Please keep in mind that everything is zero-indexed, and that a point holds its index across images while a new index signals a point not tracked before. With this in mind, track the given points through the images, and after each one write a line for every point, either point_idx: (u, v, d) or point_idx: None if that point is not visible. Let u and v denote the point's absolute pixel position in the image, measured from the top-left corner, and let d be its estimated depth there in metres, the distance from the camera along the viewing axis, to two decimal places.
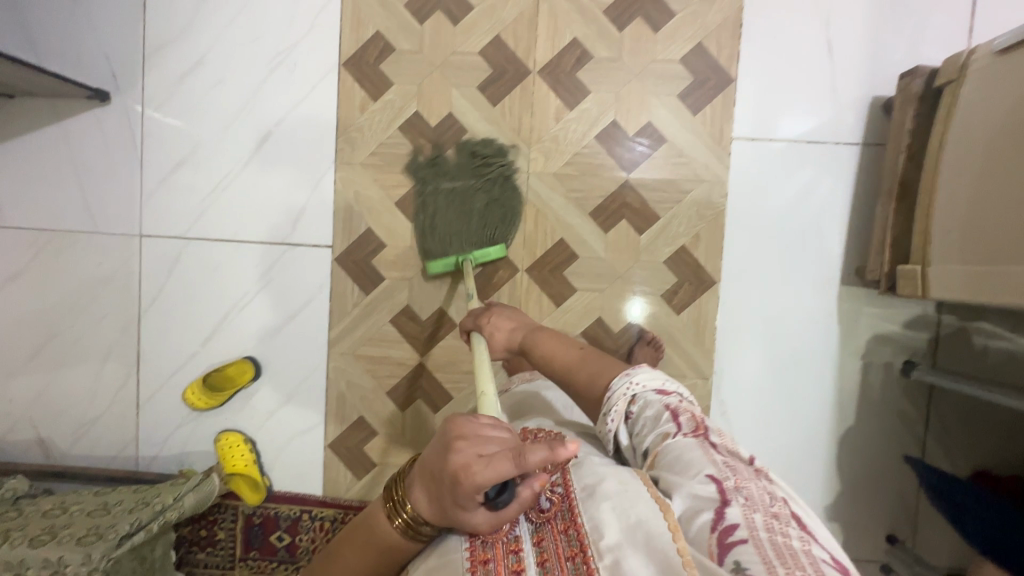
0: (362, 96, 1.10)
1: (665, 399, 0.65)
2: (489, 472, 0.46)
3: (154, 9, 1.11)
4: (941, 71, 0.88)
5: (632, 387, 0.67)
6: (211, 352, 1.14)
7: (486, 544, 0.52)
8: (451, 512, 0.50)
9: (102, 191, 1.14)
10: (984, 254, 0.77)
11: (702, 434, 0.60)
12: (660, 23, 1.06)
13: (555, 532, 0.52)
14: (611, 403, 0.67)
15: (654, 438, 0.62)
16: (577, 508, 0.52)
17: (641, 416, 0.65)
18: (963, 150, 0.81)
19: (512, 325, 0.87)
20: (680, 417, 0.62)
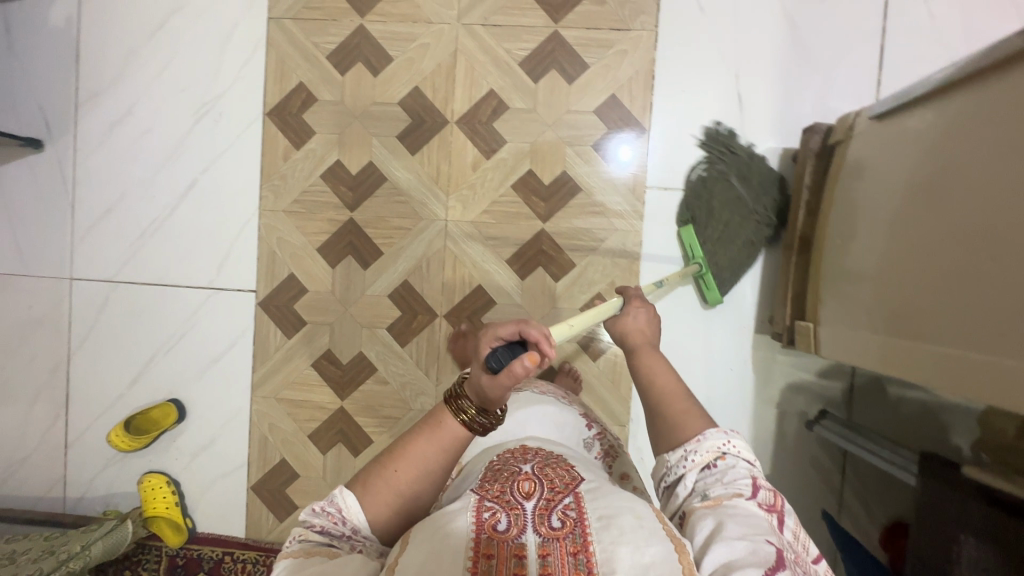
0: (285, 145, 1.12)
1: (754, 467, 0.56)
2: (508, 328, 0.54)
3: (86, 61, 1.15)
4: (834, 130, 0.90)
5: (728, 445, 0.56)
6: (138, 393, 1.16)
7: (491, 540, 0.45)
8: (472, 377, 0.54)
9: (34, 235, 1.16)
10: (865, 317, 0.78)
11: (776, 513, 0.52)
12: (574, 75, 1.08)
13: (562, 551, 0.44)
14: (698, 447, 0.57)
15: (724, 492, 0.53)
16: (590, 533, 0.45)
17: (723, 471, 0.55)
18: (849, 212, 0.83)
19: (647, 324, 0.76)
20: (761, 489, 0.53)
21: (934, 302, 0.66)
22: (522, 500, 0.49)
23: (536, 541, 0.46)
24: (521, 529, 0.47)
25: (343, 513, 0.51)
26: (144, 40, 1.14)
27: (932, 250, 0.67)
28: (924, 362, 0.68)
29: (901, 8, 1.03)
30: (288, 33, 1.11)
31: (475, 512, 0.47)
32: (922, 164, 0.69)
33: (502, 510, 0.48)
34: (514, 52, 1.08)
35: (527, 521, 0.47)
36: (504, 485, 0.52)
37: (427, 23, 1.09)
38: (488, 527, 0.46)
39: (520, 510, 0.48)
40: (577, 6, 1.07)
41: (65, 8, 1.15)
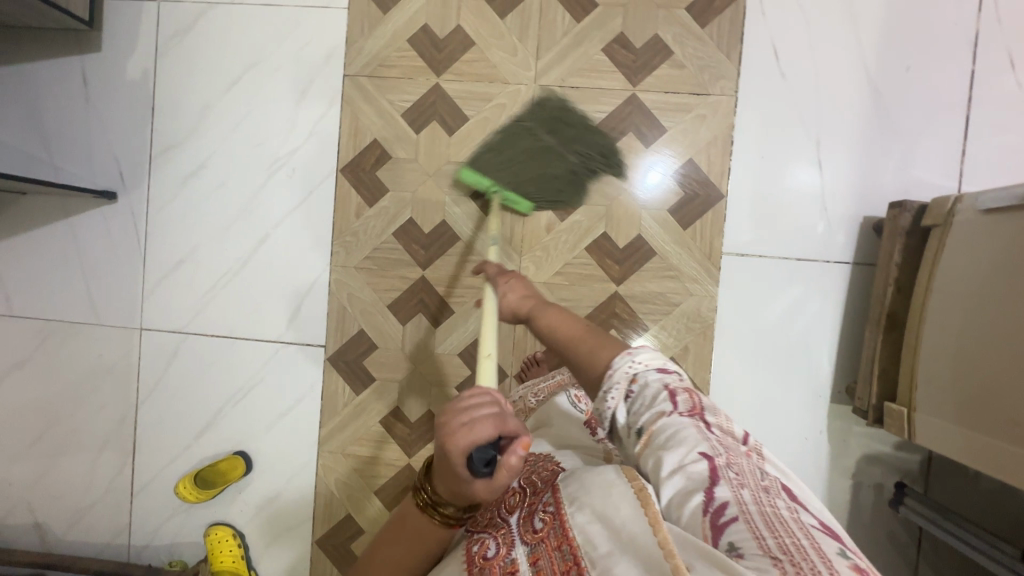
0: (358, 202, 1.12)
1: (664, 377, 0.57)
2: (482, 433, 0.45)
3: (161, 113, 1.16)
4: (930, 210, 0.88)
5: (634, 365, 0.59)
6: (205, 445, 1.17)
7: (484, 569, 0.53)
8: (461, 487, 0.48)
9: (106, 285, 1.18)
10: (968, 415, 0.77)
11: (698, 413, 0.53)
12: (651, 139, 1.07)
13: (549, 549, 0.50)
14: (610, 383, 0.60)
15: (649, 416, 0.55)
16: (567, 520, 0.50)
17: (641, 393, 0.57)
18: (948, 301, 0.81)
19: (524, 291, 0.81)
20: (678, 396, 0.55)
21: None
22: (508, 520, 0.58)
23: (526, 551, 0.52)
24: (509, 546, 0.54)
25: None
26: (219, 94, 1.15)
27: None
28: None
29: (989, 78, 1.01)
30: (363, 91, 1.11)
31: (467, 551, 0.57)
32: None
33: (491, 537, 0.57)
34: (591, 115, 1.08)
35: (515, 537, 0.55)
36: (495, 512, 0.61)
37: (504, 83, 1.09)
38: (480, 559, 0.54)
39: (507, 530, 0.56)
40: (656, 70, 1.06)
41: (142, 61, 1.16)
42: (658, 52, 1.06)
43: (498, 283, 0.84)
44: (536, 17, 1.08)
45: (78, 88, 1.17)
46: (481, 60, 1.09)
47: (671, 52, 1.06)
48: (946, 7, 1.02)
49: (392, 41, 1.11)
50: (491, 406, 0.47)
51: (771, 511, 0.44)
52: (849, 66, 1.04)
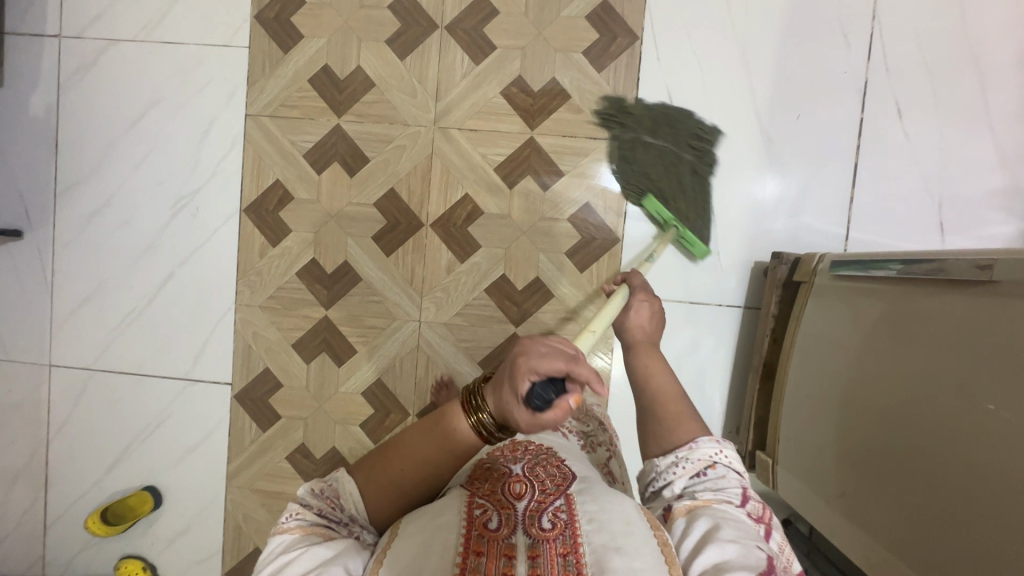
0: (261, 242, 1.13)
1: (742, 480, 0.55)
2: (553, 362, 0.46)
3: (65, 151, 1.15)
4: (800, 265, 0.90)
5: (719, 454, 0.57)
6: (115, 480, 1.18)
7: (482, 538, 0.46)
8: (505, 403, 0.48)
9: (14, 322, 1.18)
10: (818, 472, 0.81)
11: (764, 525, 0.51)
12: (549, 182, 1.08)
13: (551, 553, 0.45)
14: (689, 455, 0.57)
15: (713, 496, 0.53)
16: (579, 534, 0.46)
17: (714, 480, 0.54)
18: (804, 359, 0.86)
19: (646, 323, 0.81)
20: (750, 499, 0.53)
21: (899, 459, 0.67)
22: (514, 501, 0.51)
23: (527, 542, 0.46)
24: (512, 529, 0.48)
25: (339, 499, 0.50)
26: (122, 132, 1.14)
27: (894, 408, 0.68)
28: (895, 521, 0.68)
29: (877, 125, 1.03)
30: (265, 130, 1.11)
31: (466, 510, 0.49)
32: (891, 331, 0.72)
33: (494, 510, 0.49)
34: (490, 157, 1.08)
35: (516, 523, 0.48)
36: (495, 484, 0.53)
37: (404, 125, 1.09)
38: (479, 525, 0.47)
39: (511, 510, 0.50)
40: (553, 113, 1.07)
41: (45, 97, 1.15)
42: (556, 96, 1.07)
43: (633, 298, 0.85)
44: (435, 59, 1.08)
45: None
46: (381, 102, 1.09)
47: (568, 95, 1.07)
48: (835, 54, 1.03)
49: (293, 80, 1.10)
50: (572, 350, 0.48)
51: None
52: (742, 110, 1.05)
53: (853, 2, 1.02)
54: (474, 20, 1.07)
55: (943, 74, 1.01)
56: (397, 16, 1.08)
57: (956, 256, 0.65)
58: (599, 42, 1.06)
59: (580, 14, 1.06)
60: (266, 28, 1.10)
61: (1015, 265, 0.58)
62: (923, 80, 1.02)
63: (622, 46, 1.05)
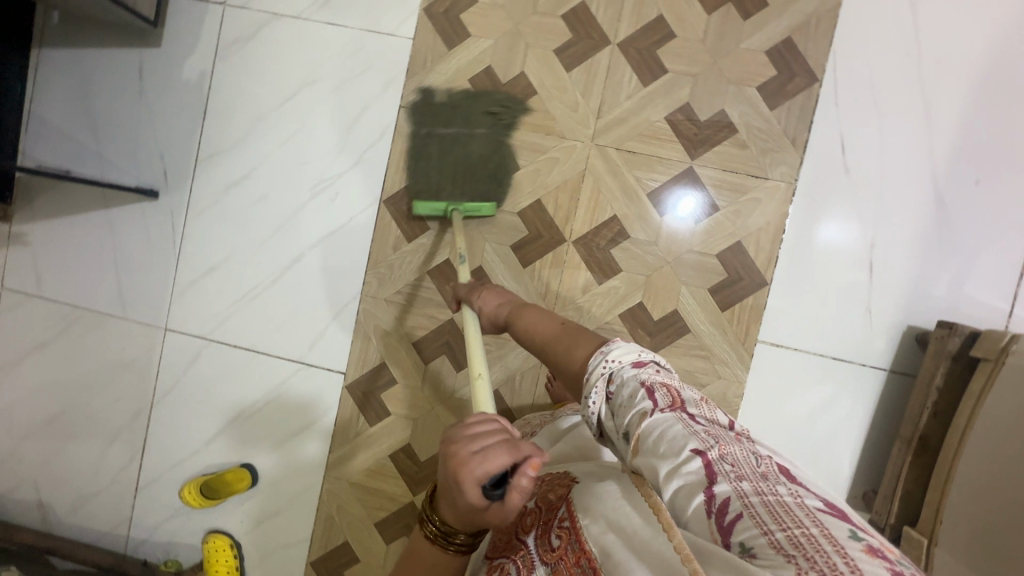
0: (397, 236, 1.11)
1: (638, 373, 0.54)
2: (496, 461, 0.46)
3: (212, 118, 1.15)
4: (981, 341, 0.86)
5: (607, 366, 0.57)
6: (213, 453, 1.17)
7: None
8: (474, 513, 0.49)
9: (136, 280, 1.18)
10: (982, 565, 0.75)
11: (682, 407, 0.50)
12: (703, 215, 1.05)
13: (569, 565, 0.51)
14: (590, 387, 0.57)
15: (631, 417, 0.51)
16: (582, 535, 0.51)
17: (619, 393, 0.54)
18: (985, 443, 0.80)
19: (500, 300, 0.85)
20: (656, 392, 0.52)
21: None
22: (525, 540, 0.59)
23: (546, 569, 0.54)
24: (530, 567, 0.56)
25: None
26: (272, 106, 1.13)
27: None
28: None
29: None
30: (417, 124, 1.10)
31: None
32: None
33: (512, 561, 0.58)
34: (644, 182, 1.06)
35: (534, 558, 0.56)
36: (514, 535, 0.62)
37: (560, 137, 1.07)
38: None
39: (526, 550, 0.58)
40: (717, 146, 1.04)
41: (200, 62, 1.15)
42: (722, 128, 1.04)
43: (474, 300, 0.87)
44: (602, 75, 1.06)
45: (133, 80, 1.16)
46: (540, 111, 1.07)
47: (735, 130, 1.04)
48: None
49: (453, 78, 1.09)
50: (499, 433, 0.49)
51: (774, 498, 0.40)
52: (916, 170, 1.01)
53: None
54: (649, 40, 1.05)
55: None
56: (570, 27, 1.06)
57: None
58: (776, 80, 1.03)
59: (760, 48, 1.03)
60: (434, 22, 1.09)
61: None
62: None
63: (799, 87, 1.02)
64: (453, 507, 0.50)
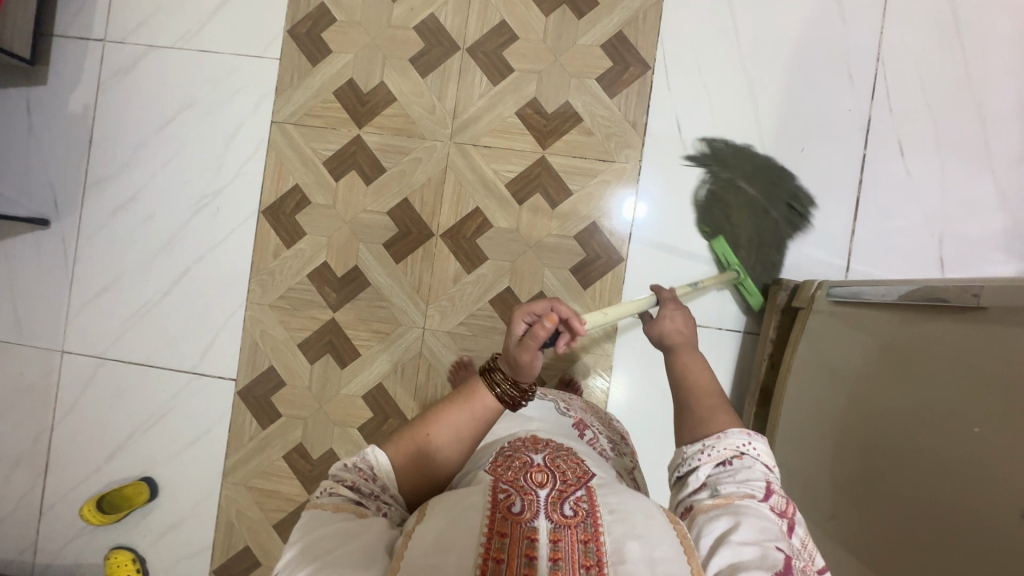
0: (277, 243, 1.16)
1: (772, 474, 0.54)
2: (541, 309, 0.62)
3: (98, 147, 1.21)
4: (798, 292, 0.93)
5: (745, 448, 0.56)
6: (113, 469, 1.19)
7: (504, 519, 0.45)
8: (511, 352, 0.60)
9: (32, 307, 1.22)
10: (814, 500, 0.80)
11: (788, 520, 0.51)
12: (558, 200, 1.11)
13: (573, 539, 0.44)
14: (716, 444, 0.57)
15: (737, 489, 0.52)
16: (601, 524, 0.45)
17: (739, 471, 0.54)
18: (807, 387, 0.86)
19: (684, 328, 0.73)
20: (776, 493, 0.52)
21: (892, 490, 0.66)
22: (535, 488, 0.49)
23: (547, 527, 0.45)
24: (534, 514, 0.46)
25: (373, 466, 0.54)
26: (153, 131, 1.20)
27: (889, 441, 0.67)
28: (882, 553, 0.66)
29: (879, 163, 1.06)
30: (288, 137, 1.16)
31: (490, 494, 0.47)
32: (888, 362, 0.71)
33: (516, 494, 0.48)
34: (502, 174, 1.12)
35: (540, 507, 0.47)
36: (518, 472, 0.51)
37: (421, 139, 1.14)
38: (503, 508, 0.46)
39: (533, 497, 0.48)
40: (565, 135, 1.11)
41: (84, 95, 1.21)
42: (569, 119, 1.11)
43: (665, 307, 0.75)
44: (455, 78, 1.13)
45: (21, 117, 1.22)
46: (401, 116, 1.14)
47: (580, 119, 1.11)
48: (840, 93, 1.06)
49: (319, 92, 1.16)
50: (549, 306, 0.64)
51: None
52: (747, 142, 1.08)
53: (858, 45, 1.06)
54: (494, 44, 1.13)
55: (945, 118, 1.05)
56: (422, 37, 1.14)
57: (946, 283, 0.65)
58: (612, 70, 1.10)
59: (595, 43, 1.11)
60: (298, 42, 1.17)
61: (1005, 297, 0.58)
62: (925, 121, 1.05)
63: (634, 75, 1.10)
64: (502, 348, 0.63)
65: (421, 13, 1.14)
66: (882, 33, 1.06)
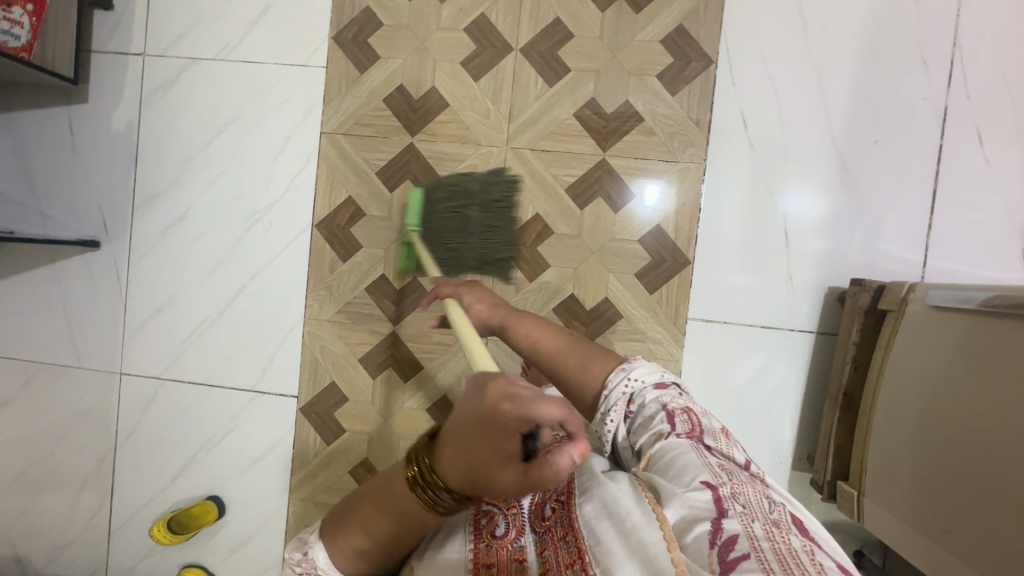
0: (332, 257, 1.14)
1: (661, 396, 0.60)
2: (544, 411, 0.36)
3: (144, 165, 1.19)
4: (886, 293, 0.89)
5: (630, 385, 0.63)
6: (179, 489, 1.19)
7: (490, 548, 0.55)
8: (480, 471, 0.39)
9: (89, 329, 1.21)
10: (896, 501, 0.81)
11: (698, 437, 0.55)
12: (620, 204, 1.08)
13: (554, 540, 0.53)
14: (609, 404, 0.63)
15: (649, 437, 0.58)
16: (574, 511, 0.54)
17: (639, 412, 0.61)
18: (895, 391, 0.83)
19: (492, 303, 0.83)
20: (676, 417, 0.57)
21: (1000, 510, 0.65)
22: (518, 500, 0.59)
23: (533, 541, 0.55)
24: (519, 531, 0.57)
25: (317, 569, 0.50)
26: (199, 147, 1.17)
27: (1000, 465, 0.66)
28: (994, 563, 0.66)
29: (956, 152, 1.02)
30: (339, 148, 1.14)
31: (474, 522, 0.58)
32: (998, 382, 0.68)
33: (502, 514, 0.58)
34: (561, 179, 1.09)
35: (523, 523, 0.58)
36: None
37: (476, 145, 1.11)
38: (488, 534, 0.56)
39: (517, 511, 0.59)
40: (626, 135, 1.08)
41: (126, 113, 1.18)
42: (629, 119, 1.07)
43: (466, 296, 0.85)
44: (509, 81, 1.10)
45: (65, 137, 1.20)
46: (454, 122, 1.11)
47: (641, 118, 1.07)
48: (914, 82, 1.02)
49: (369, 100, 1.13)
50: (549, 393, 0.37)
51: (782, 545, 0.42)
52: (818, 136, 1.04)
53: (933, 29, 1.01)
54: (549, 43, 1.09)
55: None
56: (473, 39, 1.10)
57: None
58: (673, 66, 1.06)
59: (655, 38, 1.07)
60: (344, 49, 1.13)
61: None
62: (1007, 107, 1.00)
63: (697, 71, 1.06)
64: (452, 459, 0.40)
65: (471, 14, 1.10)
66: (959, 15, 1.01)
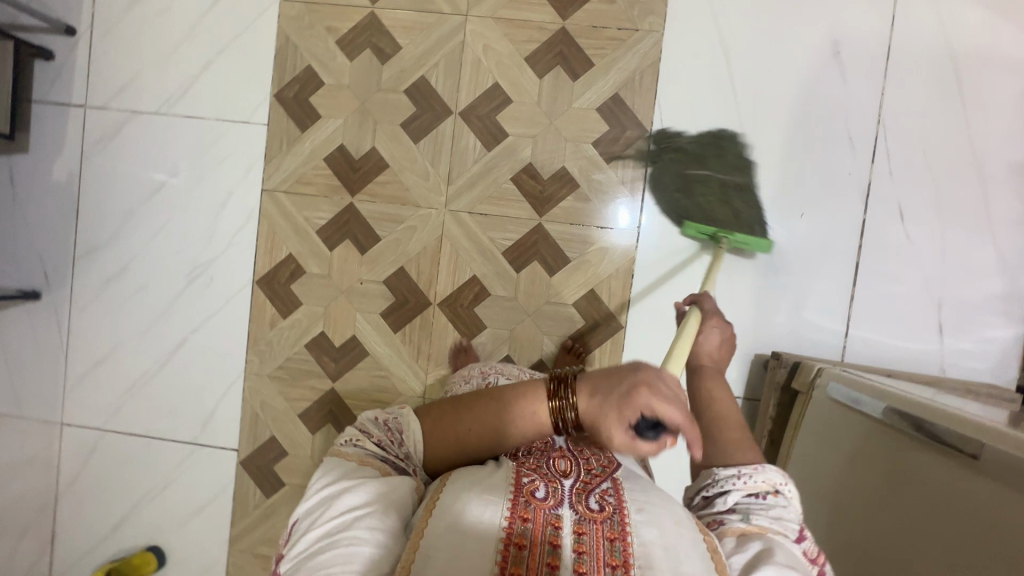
0: (273, 313, 1.15)
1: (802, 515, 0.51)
2: (675, 412, 0.42)
3: (86, 216, 1.18)
4: (798, 374, 0.92)
5: (785, 487, 0.51)
6: (120, 538, 1.20)
7: (528, 505, 0.44)
8: (599, 417, 0.46)
9: (30, 378, 1.21)
10: None
11: (818, 567, 0.48)
12: (556, 269, 1.10)
13: (598, 534, 0.43)
14: (754, 472, 0.52)
15: (769, 521, 0.48)
16: (629, 523, 0.44)
17: (771, 502, 0.50)
18: (804, 474, 0.86)
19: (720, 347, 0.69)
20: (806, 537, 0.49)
21: None
22: (560, 476, 0.49)
23: (572, 518, 0.45)
24: (558, 501, 0.46)
25: (403, 431, 0.52)
26: (140, 200, 1.17)
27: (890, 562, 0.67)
28: None
29: (879, 226, 1.05)
30: (280, 206, 1.14)
31: (514, 475, 0.47)
32: (888, 481, 0.71)
33: (541, 479, 0.48)
34: (498, 242, 1.11)
35: (564, 496, 0.47)
36: (540, 459, 0.51)
37: (415, 206, 1.12)
38: (527, 493, 0.45)
39: (558, 484, 0.48)
40: (562, 201, 1.09)
41: (67, 164, 1.18)
42: (566, 185, 1.09)
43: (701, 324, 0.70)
44: (448, 144, 1.11)
45: (6, 186, 1.19)
46: (394, 182, 1.12)
47: (577, 185, 1.09)
48: (840, 157, 1.05)
49: (309, 159, 1.13)
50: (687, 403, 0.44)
51: None
52: None
53: (858, 107, 1.04)
54: (488, 108, 1.10)
55: (946, 183, 1.03)
56: (412, 101, 1.11)
57: (948, 424, 0.63)
58: (609, 134, 1.08)
59: (591, 106, 1.08)
60: (285, 106, 1.13)
61: (999, 452, 0.56)
62: (926, 186, 1.04)
63: (631, 140, 1.08)
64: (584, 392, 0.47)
65: (411, 76, 1.11)
66: (883, 95, 1.04)
